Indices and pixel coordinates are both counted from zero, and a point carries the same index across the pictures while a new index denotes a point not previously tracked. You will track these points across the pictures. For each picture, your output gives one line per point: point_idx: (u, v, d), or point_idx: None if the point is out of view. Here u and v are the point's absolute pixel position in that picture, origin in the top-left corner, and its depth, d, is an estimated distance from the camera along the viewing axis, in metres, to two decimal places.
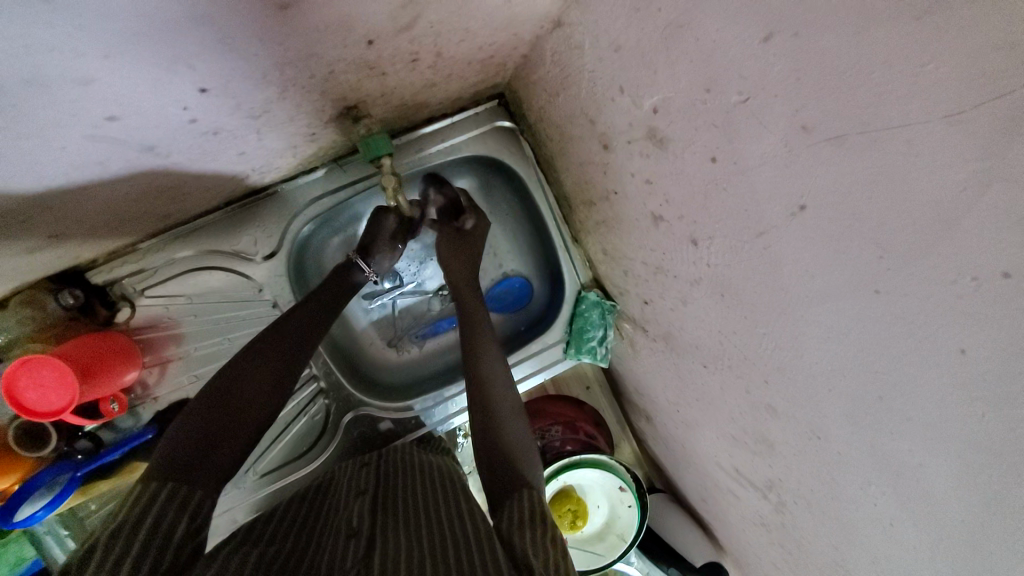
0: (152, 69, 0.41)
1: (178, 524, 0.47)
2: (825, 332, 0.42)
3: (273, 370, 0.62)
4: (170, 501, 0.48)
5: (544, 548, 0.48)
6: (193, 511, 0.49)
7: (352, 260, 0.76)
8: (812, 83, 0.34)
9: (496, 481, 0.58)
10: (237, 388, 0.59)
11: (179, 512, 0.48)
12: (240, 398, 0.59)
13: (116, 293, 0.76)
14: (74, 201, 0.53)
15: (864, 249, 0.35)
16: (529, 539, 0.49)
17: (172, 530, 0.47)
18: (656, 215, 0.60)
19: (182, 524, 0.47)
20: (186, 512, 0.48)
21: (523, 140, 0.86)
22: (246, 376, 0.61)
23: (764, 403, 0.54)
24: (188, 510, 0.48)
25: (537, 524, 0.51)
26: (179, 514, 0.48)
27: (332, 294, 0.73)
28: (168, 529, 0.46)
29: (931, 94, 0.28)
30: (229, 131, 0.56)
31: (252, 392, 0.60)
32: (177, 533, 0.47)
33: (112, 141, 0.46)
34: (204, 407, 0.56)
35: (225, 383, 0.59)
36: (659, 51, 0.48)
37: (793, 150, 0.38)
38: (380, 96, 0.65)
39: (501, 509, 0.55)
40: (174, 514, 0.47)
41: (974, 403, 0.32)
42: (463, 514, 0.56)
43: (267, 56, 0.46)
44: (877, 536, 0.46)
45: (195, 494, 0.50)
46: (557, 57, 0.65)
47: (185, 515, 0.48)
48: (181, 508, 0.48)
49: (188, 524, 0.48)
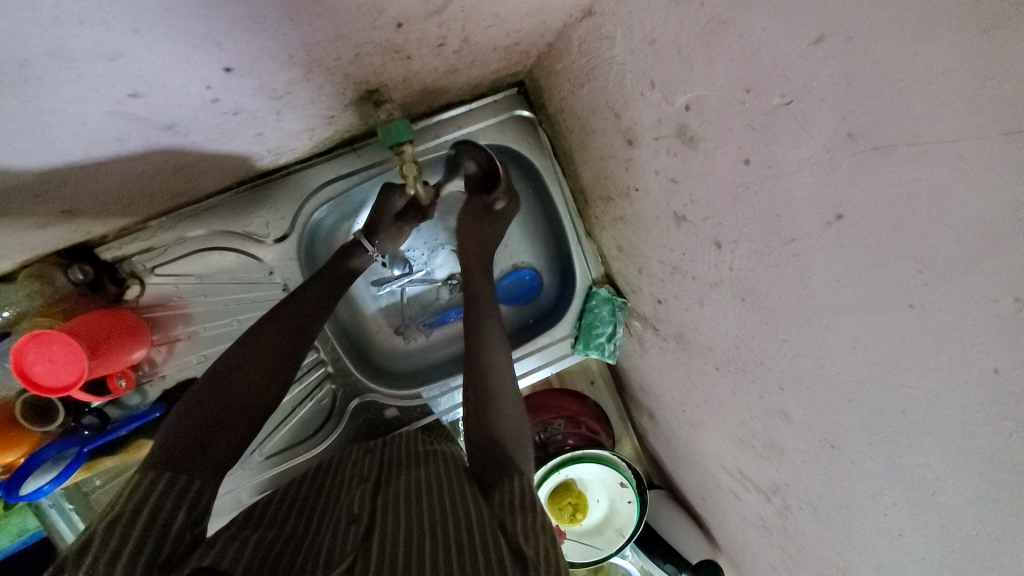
0: (179, 47, 0.40)
1: (177, 514, 0.48)
2: (850, 342, 0.41)
3: (276, 356, 0.62)
4: (169, 491, 0.48)
5: (538, 536, 0.48)
6: (192, 500, 0.49)
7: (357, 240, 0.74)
8: (862, 91, 0.34)
9: (493, 466, 0.58)
10: (240, 368, 0.60)
11: (178, 503, 0.48)
12: (242, 379, 0.59)
13: (125, 270, 0.75)
14: (90, 178, 0.52)
15: (900, 263, 0.35)
16: (523, 526, 0.49)
17: (171, 521, 0.47)
18: (679, 215, 0.59)
19: (180, 516, 0.48)
20: (184, 504, 0.48)
21: (540, 131, 0.85)
22: (253, 358, 0.61)
23: (778, 408, 0.54)
24: (187, 501, 0.49)
25: (529, 509, 0.51)
26: (178, 505, 0.48)
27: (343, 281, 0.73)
28: (165, 522, 0.46)
29: (996, 106, 0.27)
30: (250, 113, 0.55)
31: (255, 371, 0.60)
32: (176, 524, 0.47)
33: (132, 119, 0.45)
34: (201, 397, 0.56)
35: (228, 363, 0.60)
36: (696, 48, 0.47)
37: (834, 157, 0.37)
38: (401, 81, 0.64)
39: (495, 492, 0.55)
40: (173, 504, 0.48)
41: (1004, 422, 0.31)
42: (459, 494, 0.56)
43: (295, 36, 0.45)
44: (884, 546, 0.46)
45: (192, 484, 0.50)
46: (584, 47, 0.63)
47: (184, 506, 0.48)
48: (179, 498, 0.48)
49: (186, 515, 0.48)
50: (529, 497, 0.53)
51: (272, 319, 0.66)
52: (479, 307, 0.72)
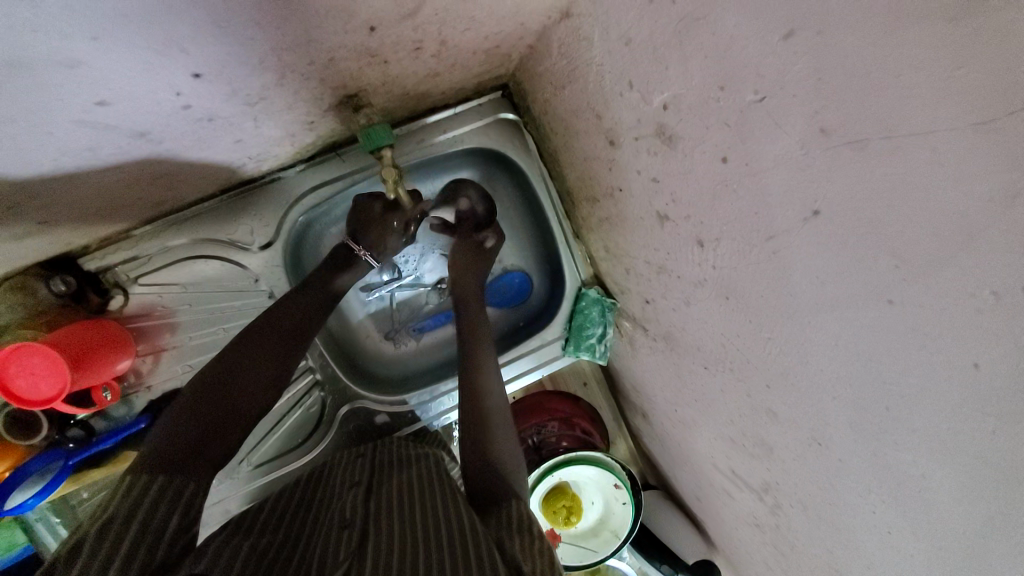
0: (143, 54, 0.39)
1: (170, 520, 0.46)
2: (831, 339, 0.41)
3: (273, 362, 0.62)
4: (162, 496, 0.47)
5: (534, 556, 0.48)
6: (185, 506, 0.48)
7: (364, 259, 0.75)
8: (833, 86, 0.33)
9: (487, 491, 0.58)
10: (241, 372, 0.60)
11: (171, 507, 0.47)
12: (241, 385, 0.59)
13: (108, 281, 0.74)
14: (64, 188, 0.51)
15: (879, 257, 0.34)
16: (518, 545, 0.49)
17: (164, 527, 0.45)
18: (662, 214, 0.59)
19: (175, 519, 0.47)
20: (178, 508, 0.47)
21: (526, 133, 0.84)
22: (250, 362, 0.61)
23: (765, 407, 0.53)
24: (181, 505, 0.48)
25: (522, 531, 0.51)
26: (172, 508, 0.47)
27: (330, 286, 0.72)
28: (159, 528, 0.45)
29: (965, 98, 0.27)
30: (225, 119, 0.54)
31: (253, 379, 0.60)
32: (170, 529, 0.46)
33: (102, 127, 0.45)
34: (197, 400, 0.56)
35: (229, 366, 0.60)
36: (671, 46, 0.47)
37: (810, 153, 0.37)
38: (381, 85, 0.63)
39: (489, 513, 0.55)
40: (166, 509, 0.47)
41: (985, 417, 0.31)
42: (449, 505, 0.55)
43: (265, 40, 0.45)
44: (874, 544, 0.45)
45: (188, 485, 0.49)
46: (564, 48, 0.63)
47: (178, 509, 0.47)
48: (173, 502, 0.47)
49: (180, 520, 0.47)
50: (522, 515, 0.53)
51: (255, 325, 0.65)
52: (480, 347, 0.75)
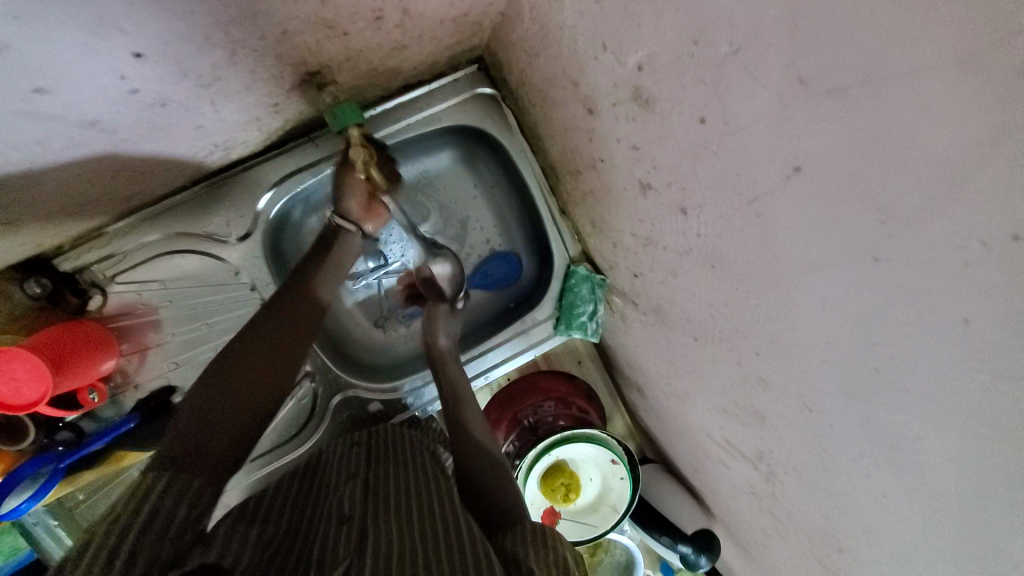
0: (77, 34, 0.37)
1: (177, 512, 0.43)
2: (818, 301, 0.40)
3: (275, 354, 0.58)
4: (169, 491, 0.44)
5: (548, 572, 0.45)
6: (193, 500, 0.45)
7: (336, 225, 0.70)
8: (808, 33, 0.32)
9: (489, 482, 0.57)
10: (246, 359, 0.56)
11: (177, 501, 0.44)
12: (240, 376, 0.55)
13: (85, 280, 0.72)
14: (22, 185, 0.49)
15: (863, 213, 0.33)
16: (531, 558, 0.47)
17: (171, 518, 0.42)
18: (645, 182, 0.57)
19: (182, 511, 0.43)
20: (185, 500, 0.44)
21: (505, 107, 0.82)
22: (253, 349, 0.57)
23: (756, 375, 0.52)
24: (188, 498, 0.44)
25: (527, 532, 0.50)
26: (179, 501, 0.44)
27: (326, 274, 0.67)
28: (166, 520, 0.42)
29: (946, 33, 0.25)
30: (179, 104, 0.52)
31: (253, 371, 0.56)
32: (177, 521, 0.42)
33: (48, 118, 0.43)
34: (204, 396, 0.52)
35: (227, 353, 0.57)
36: (642, 2, 0.44)
37: (788, 106, 0.35)
38: (345, 61, 0.61)
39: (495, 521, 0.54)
40: (172, 502, 0.43)
41: (976, 375, 0.30)
42: (452, 509, 0.54)
43: (207, 13, 0.43)
44: (870, 507, 0.44)
45: (194, 483, 0.46)
46: (536, 13, 0.61)
47: (184, 503, 0.44)
48: (180, 496, 0.44)
49: (187, 511, 0.44)
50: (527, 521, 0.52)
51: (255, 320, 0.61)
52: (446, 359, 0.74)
